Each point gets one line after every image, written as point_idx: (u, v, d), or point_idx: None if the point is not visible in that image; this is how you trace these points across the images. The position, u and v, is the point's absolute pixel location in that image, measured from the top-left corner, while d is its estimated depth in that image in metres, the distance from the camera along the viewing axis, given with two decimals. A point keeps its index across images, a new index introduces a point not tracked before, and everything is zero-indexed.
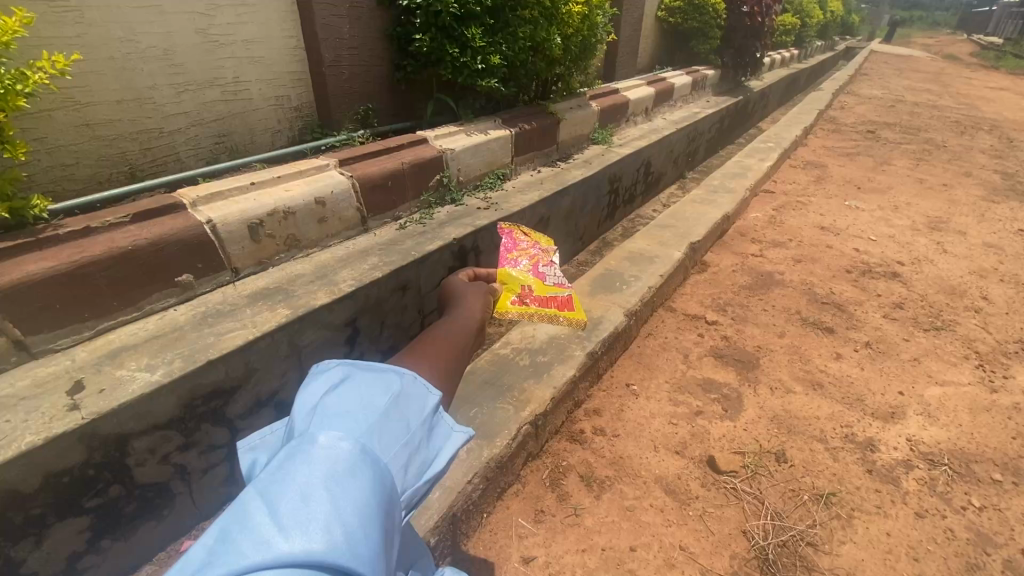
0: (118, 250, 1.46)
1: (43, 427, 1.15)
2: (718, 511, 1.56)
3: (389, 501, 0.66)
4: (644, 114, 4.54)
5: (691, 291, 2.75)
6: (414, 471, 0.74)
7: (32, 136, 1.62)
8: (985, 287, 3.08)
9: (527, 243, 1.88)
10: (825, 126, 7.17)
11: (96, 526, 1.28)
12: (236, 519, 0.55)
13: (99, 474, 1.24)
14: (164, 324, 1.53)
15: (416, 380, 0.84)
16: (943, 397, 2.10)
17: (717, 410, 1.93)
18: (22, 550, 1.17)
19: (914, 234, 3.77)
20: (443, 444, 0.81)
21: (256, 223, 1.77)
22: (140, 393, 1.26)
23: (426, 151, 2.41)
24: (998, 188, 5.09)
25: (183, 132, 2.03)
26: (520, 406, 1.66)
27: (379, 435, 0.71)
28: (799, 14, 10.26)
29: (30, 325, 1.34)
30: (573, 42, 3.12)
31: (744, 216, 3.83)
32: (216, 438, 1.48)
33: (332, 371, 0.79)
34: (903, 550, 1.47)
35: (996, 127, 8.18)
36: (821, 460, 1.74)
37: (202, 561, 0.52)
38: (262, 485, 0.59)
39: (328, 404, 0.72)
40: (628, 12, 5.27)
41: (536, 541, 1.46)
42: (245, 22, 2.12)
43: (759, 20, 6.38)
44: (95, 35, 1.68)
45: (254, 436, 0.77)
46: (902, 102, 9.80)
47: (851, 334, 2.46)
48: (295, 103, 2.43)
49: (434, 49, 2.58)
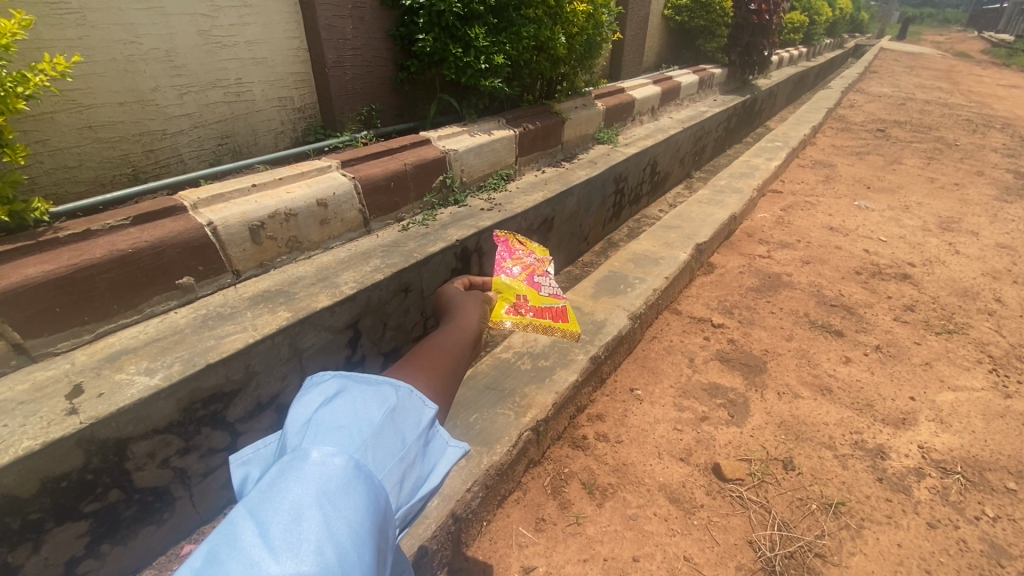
0: (119, 252, 1.46)
1: (40, 432, 1.14)
2: (723, 520, 1.53)
3: (384, 519, 0.64)
4: (649, 113, 4.50)
5: (697, 294, 2.71)
6: (408, 487, 0.72)
7: (33, 138, 1.62)
8: (999, 289, 3.02)
9: (523, 250, 1.82)
10: (835, 125, 7.09)
11: (95, 530, 1.28)
12: (224, 539, 0.53)
13: (98, 479, 1.23)
14: (165, 327, 1.52)
15: (412, 393, 0.82)
16: (956, 403, 2.05)
17: (722, 416, 1.90)
18: (20, 556, 1.16)
19: (925, 235, 3.71)
20: (438, 460, 0.79)
21: (257, 225, 1.76)
22: (139, 397, 1.25)
23: (428, 152, 2.39)
24: (1011, 187, 5.00)
25: (186, 134, 2.02)
26: (522, 412, 1.64)
27: (374, 451, 0.69)
28: (806, 11, 10.16)
29: (31, 328, 1.33)
30: (578, 40, 3.08)
31: (751, 216, 3.78)
32: (216, 442, 1.46)
33: (326, 383, 0.77)
34: (914, 562, 1.43)
35: (1011, 126, 8.04)
36: (830, 468, 1.71)
37: None
38: (253, 503, 0.57)
39: (322, 417, 0.70)
40: (634, 11, 5.22)
41: (536, 550, 1.43)
42: (248, 23, 2.11)
43: (767, 17, 6.29)
44: (98, 36, 1.68)
45: (246, 450, 0.76)
46: (912, 100, 9.64)
47: (861, 337, 2.42)
48: (298, 104, 2.42)
49: (437, 49, 2.56)
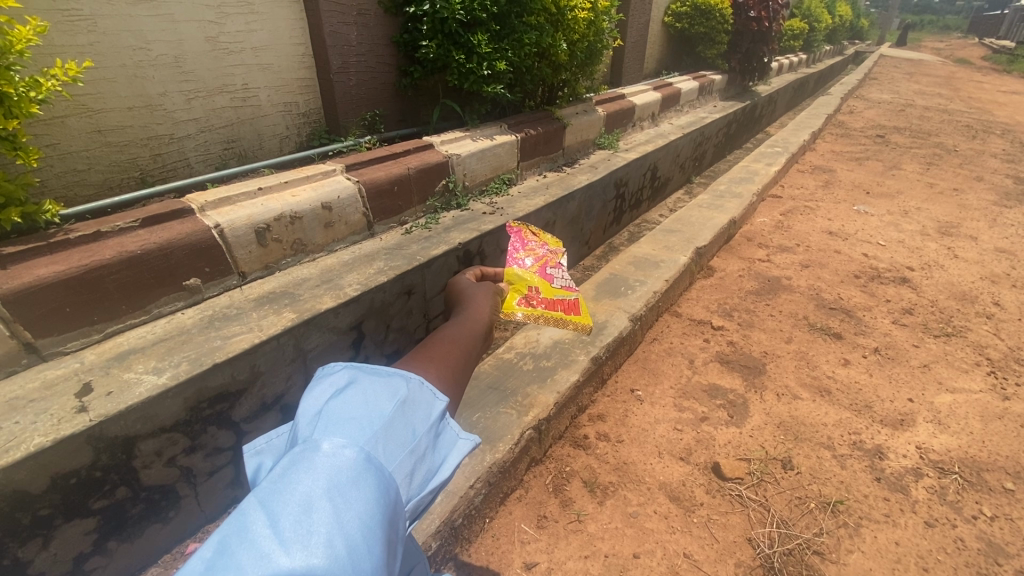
0: (128, 253, 1.48)
1: (51, 430, 1.16)
2: (723, 518, 1.54)
3: (393, 512, 0.66)
4: (650, 118, 4.54)
5: (697, 297, 2.73)
6: (418, 480, 0.74)
7: (45, 142, 1.65)
8: (996, 293, 3.03)
9: (535, 242, 1.86)
10: (835, 131, 7.14)
11: (103, 527, 1.29)
12: (235, 529, 0.55)
13: (106, 476, 1.25)
14: (171, 327, 1.55)
15: (423, 386, 0.84)
16: (954, 405, 2.07)
17: (722, 416, 1.92)
18: (29, 551, 1.18)
19: (924, 240, 3.73)
20: (449, 452, 0.82)
21: (263, 228, 1.79)
22: (147, 396, 1.27)
23: (431, 157, 2.43)
24: (1010, 193, 5.02)
25: (193, 138, 2.06)
26: (523, 411, 1.66)
27: (385, 443, 0.71)
28: (806, 19, 10.27)
29: (40, 328, 1.35)
30: (579, 47, 3.11)
31: (751, 220, 3.81)
32: (222, 441, 1.48)
33: (336, 374, 0.79)
34: (912, 560, 1.44)
35: (1010, 131, 8.08)
36: (828, 468, 1.72)
37: (201, 573, 0.51)
38: (264, 494, 0.59)
39: (332, 409, 0.72)
40: (634, 18, 5.28)
41: (538, 546, 1.45)
42: (255, 29, 2.15)
43: (767, 25, 6.35)
44: (108, 43, 1.71)
45: (259, 441, 0.78)
46: (912, 106, 9.69)
47: (860, 340, 2.44)
48: (302, 109, 2.46)
49: (440, 55, 2.60)
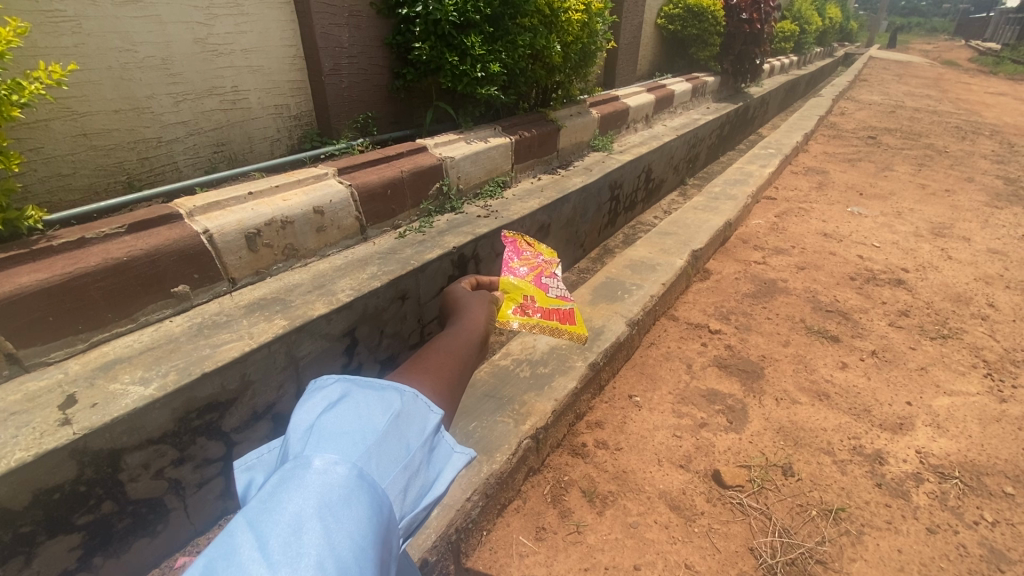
0: (114, 260, 1.44)
1: (33, 443, 1.12)
2: (724, 527, 1.52)
3: (387, 530, 0.63)
4: (644, 120, 4.53)
5: (693, 300, 2.72)
6: (413, 495, 0.71)
7: (28, 146, 1.61)
8: (991, 294, 3.05)
9: (531, 251, 1.82)
10: (829, 132, 7.18)
11: (87, 543, 1.25)
12: (222, 551, 0.52)
13: (90, 491, 1.21)
14: (160, 335, 1.51)
15: (417, 399, 0.81)
16: (952, 407, 2.06)
17: (721, 422, 1.90)
18: (10, 570, 1.14)
19: (917, 241, 3.74)
20: (443, 466, 0.79)
21: (253, 233, 1.75)
22: (133, 407, 1.23)
23: (424, 160, 2.39)
24: (1000, 193, 5.07)
25: (181, 142, 2.02)
26: (520, 420, 1.63)
27: (378, 458, 0.68)
28: (796, 20, 10.36)
29: (23, 338, 1.31)
30: (573, 49, 3.09)
31: (746, 222, 3.80)
32: (211, 452, 1.45)
33: (329, 388, 0.76)
34: (914, 568, 1.43)
35: (998, 132, 8.20)
36: (829, 474, 1.71)
37: None
38: (252, 513, 0.56)
39: (325, 423, 0.69)
40: (627, 19, 5.28)
41: (537, 559, 1.42)
42: (245, 31, 2.11)
43: (759, 26, 6.37)
44: (94, 44, 1.67)
45: (251, 456, 0.75)
46: (902, 108, 9.75)
47: (857, 342, 2.44)
48: (294, 112, 2.42)
49: (433, 57, 2.57)
